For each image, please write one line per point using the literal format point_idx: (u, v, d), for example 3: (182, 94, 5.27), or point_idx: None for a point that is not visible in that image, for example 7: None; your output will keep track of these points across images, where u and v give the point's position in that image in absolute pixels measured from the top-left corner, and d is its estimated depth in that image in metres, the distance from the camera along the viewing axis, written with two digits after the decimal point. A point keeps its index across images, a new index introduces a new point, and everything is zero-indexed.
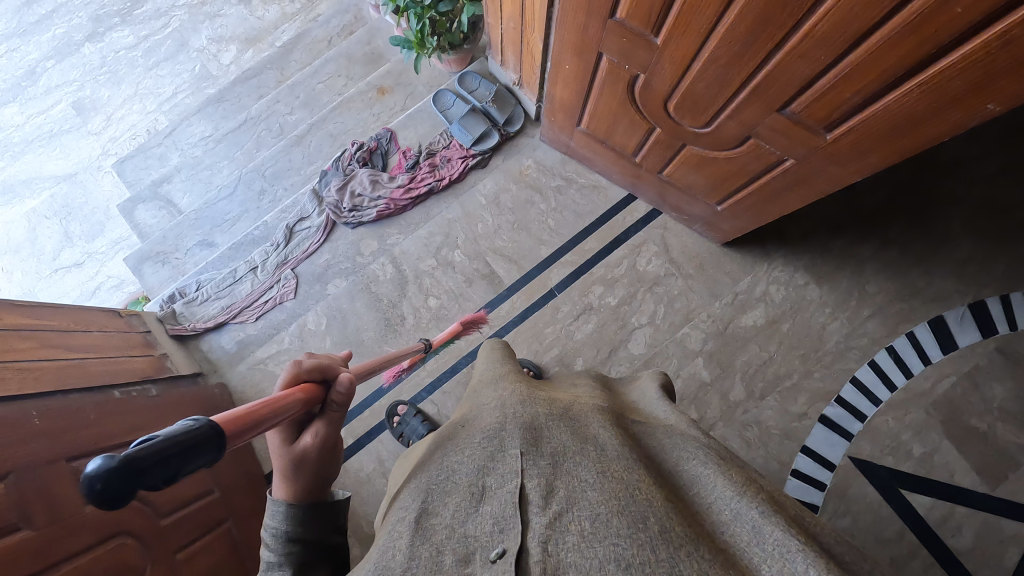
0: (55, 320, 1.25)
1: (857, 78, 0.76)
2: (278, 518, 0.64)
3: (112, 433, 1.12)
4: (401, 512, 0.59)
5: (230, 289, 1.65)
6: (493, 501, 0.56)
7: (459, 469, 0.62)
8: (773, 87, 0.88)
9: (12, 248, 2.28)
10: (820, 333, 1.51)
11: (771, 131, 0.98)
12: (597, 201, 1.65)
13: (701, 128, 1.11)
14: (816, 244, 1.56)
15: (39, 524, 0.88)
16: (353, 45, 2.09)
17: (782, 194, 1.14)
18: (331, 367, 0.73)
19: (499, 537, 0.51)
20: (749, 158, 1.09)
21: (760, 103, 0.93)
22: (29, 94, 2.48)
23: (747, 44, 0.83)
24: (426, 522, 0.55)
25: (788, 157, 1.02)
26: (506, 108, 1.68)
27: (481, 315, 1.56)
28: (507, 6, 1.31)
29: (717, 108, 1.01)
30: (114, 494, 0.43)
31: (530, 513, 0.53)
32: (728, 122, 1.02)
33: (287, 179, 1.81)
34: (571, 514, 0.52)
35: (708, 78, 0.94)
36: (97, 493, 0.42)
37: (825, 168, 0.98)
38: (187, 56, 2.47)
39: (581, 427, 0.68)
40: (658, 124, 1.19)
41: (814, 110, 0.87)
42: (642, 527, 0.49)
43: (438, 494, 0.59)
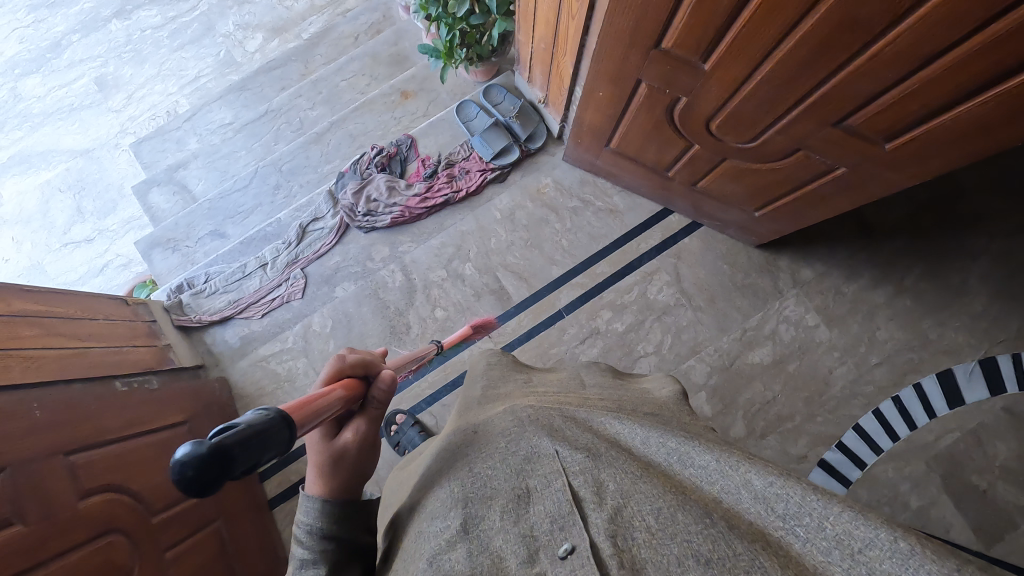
0: (64, 307, 1.24)
1: (926, 92, 0.74)
2: (312, 514, 0.63)
3: (113, 427, 1.12)
4: (439, 523, 0.58)
5: (239, 284, 1.65)
6: (544, 502, 0.56)
7: (495, 475, 0.61)
8: (831, 104, 0.86)
9: (24, 219, 2.30)
10: (826, 376, 1.49)
11: (825, 144, 0.96)
12: (613, 224, 1.63)
13: (744, 143, 1.10)
14: (828, 287, 1.55)
15: (32, 519, 0.87)
16: (379, 45, 2.08)
17: (829, 200, 1.13)
18: (372, 364, 0.74)
19: (564, 534, 0.52)
20: (796, 168, 1.08)
21: (814, 118, 0.91)
22: (52, 66, 2.52)
23: (805, 66, 0.81)
24: (475, 531, 0.55)
25: (839, 165, 1.00)
26: (528, 125, 1.67)
27: (491, 319, 1.55)
28: (539, 27, 1.30)
29: (766, 124, 1.00)
30: (197, 483, 0.43)
31: (587, 510, 0.53)
32: (777, 136, 1.01)
33: (303, 176, 1.81)
34: (631, 509, 0.52)
35: (759, 98, 0.93)
36: (188, 480, 0.43)
37: (880, 175, 0.97)
38: (212, 41, 2.46)
39: (600, 424, 0.68)
40: (697, 142, 1.18)
41: (873, 123, 0.86)
42: (706, 518, 0.49)
43: (479, 501, 0.59)
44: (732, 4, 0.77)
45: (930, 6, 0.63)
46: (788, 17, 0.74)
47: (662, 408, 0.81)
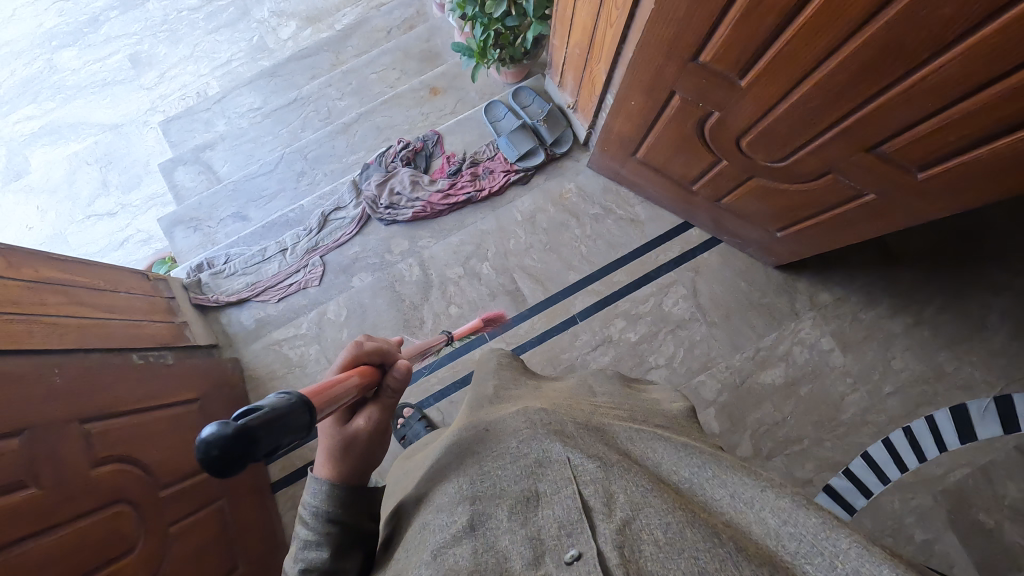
0: (87, 277, 1.25)
1: (965, 124, 0.74)
2: (319, 497, 0.64)
3: (129, 399, 1.13)
4: (445, 518, 0.59)
5: (258, 267, 1.67)
6: (553, 507, 0.56)
7: (504, 476, 0.62)
8: (866, 129, 0.86)
9: (51, 188, 2.35)
10: (837, 402, 1.48)
11: (856, 169, 0.96)
12: (633, 234, 1.63)
13: (773, 162, 1.09)
14: (845, 313, 1.54)
15: (45, 483, 0.88)
16: (411, 40, 2.09)
17: (855, 225, 1.12)
18: (389, 352, 0.74)
19: (572, 540, 0.52)
20: (824, 191, 1.08)
21: (847, 142, 0.91)
22: (89, 40, 2.56)
23: (844, 90, 0.81)
24: (481, 529, 0.56)
25: (867, 191, 1.00)
26: (555, 129, 1.68)
27: (501, 313, 1.53)
28: (575, 33, 1.30)
29: (798, 145, 1.00)
30: (222, 464, 0.44)
31: (596, 518, 0.53)
32: (808, 158, 1.01)
33: (327, 165, 1.82)
34: (640, 520, 0.52)
35: (794, 118, 0.93)
36: (212, 460, 0.43)
37: (909, 204, 0.96)
38: (247, 26, 2.50)
39: (613, 434, 0.68)
40: (726, 158, 1.18)
41: (908, 151, 0.85)
42: (715, 538, 0.49)
43: (488, 500, 0.59)
44: (777, 21, 0.76)
45: (981, 35, 0.62)
46: (833, 39, 0.74)
47: (673, 421, 0.81)
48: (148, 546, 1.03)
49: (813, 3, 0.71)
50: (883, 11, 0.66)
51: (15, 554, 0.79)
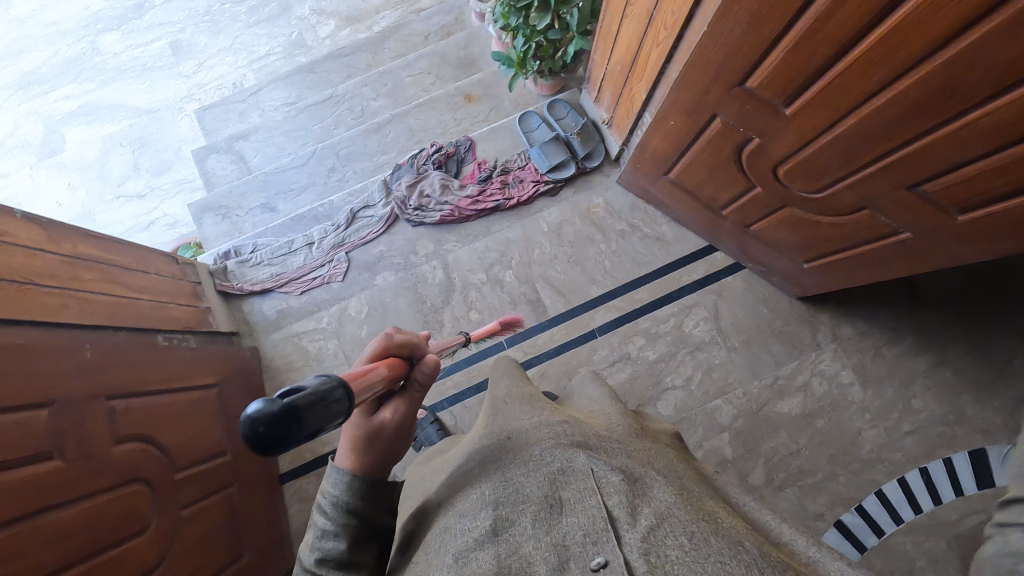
0: (120, 256, 1.27)
1: (1014, 167, 0.73)
2: (338, 487, 0.64)
3: (153, 380, 1.14)
4: (467, 522, 0.59)
5: (283, 258, 1.68)
6: (576, 515, 0.56)
7: (528, 482, 0.61)
8: (909, 167, 0.84)
9: (83, 167, 2.40)
10: (854, 437, 1.46)
11: (893, 206, 0.95)
12: (658, 253, 1.63)
13: (809, 193, 1.08)
14: (867, 347, 1.53)
15: (70, 456, 0.89)
16: (449, 46, 2.12)
17: (886, 263, 1.11)
18: (418, 347, 0.74)
19: (597, 548, 0.52)
20: (858, 226, 1.06)
21: (887, 178, 0.90)
22: (132, 26, 2.61)
23: (890, 126, 0.80)
24: (504, 534, 0.56)
25: (902, 230, 0.99)
26: (588, 143, 1.69)
27: (518, 318, 1.53)
28: (618, 50, 1.31)
29: (835, 178, 0.99)
30: (263, 440, 0.44)
31: (620, 528, 0.53)
32: (845, 191, 1.00)
33: (357, 163, 1.85)
34: (665, 528, 0.52)
35: (834, 150, 0.91)
36: (258, 437, 0.44)
37: (946, 245, 0.95)
38: (287, 22, 2.54)
39: (635, 451, 0.68)
40: (761, 185, 1.17)
41: (951, 192, 0.84)
42: (741, 547, 0.49)
43: (511, 506, 0.59)
44: (830, 53, 0.76)
45: None
46: (885, 74, 0.73)
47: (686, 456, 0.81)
48: (161, 527, 1.04)
49: (870, 37, 0.70)
50: (940, 50, 0.66)
51: (36, 525, 0.80)
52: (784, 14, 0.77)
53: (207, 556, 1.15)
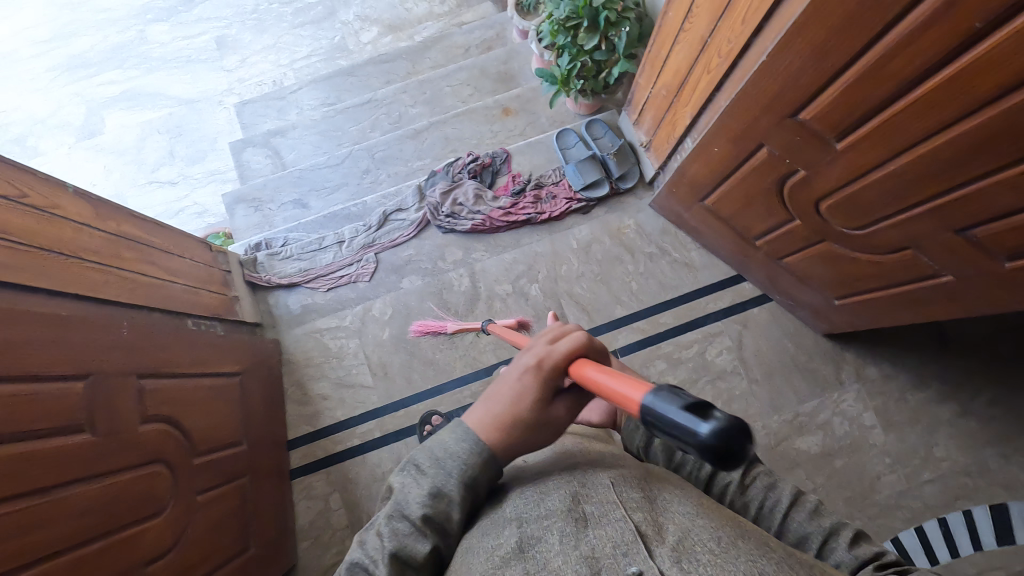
0: (160, 239, 1.29)
1: None
2: (475, 459, 0.63)
3: (181, 362, 1.15)
4: (490, 539, 0.57)
5: (313, 255, 1.70)
6: (605, 528, 0.54)
7: (548, 497, 0.60)
8: (960, 210, 0.83)
9: (120, 151, 2.45)
10: (873, 481, 1.43)
11: (938, 248, 0.93)
12: (685, 278, 1.63)
13: (851, 229, 1.07)
14: (891, 390, 1.51)
15: (100, 431, 0.89)
16: (489, 60, 2.15)
17: (924, 306, 1.09)
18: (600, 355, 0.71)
19: (629, 558, 0.49)
20: (898, 266, 1.05)
21: (936, 219, 0.89)
22: (181, 18, 2.68)
23: (946, 167, 0.79)
24: (530, 548, 0.54)
25: (945, 273, 0.97)
26: (623, 164, 1.70)
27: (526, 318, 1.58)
28: (666, 74, 1.33)
29: (881, 216, 0.98)
30: (680, 389, 0.48)
31: (650, 543, 0.51)
32: (890, 230, 0.99)
33: (392, 167, 1.87)
34: (693, 539, 0.51)
35: (883, 188, 0.91)
36: (735, 452, 0.43)
37: (989, 294, 0.93)
38: (331, 25, 2.59)
39: (653, 476, 0.66)
40: (801, 219, 1.16)
41: (1001, 239, 0.82)
42: (768, 548, 0.49)
43: (534, 521, 0.57)
44: (893, 90, 0.76)
45: None
46: (945, 115, 0.73)
47: None
48: (176, 511, 1.03)
49: (935, 78, 0.70)
50: (1007, 95, 0.65)
51: (62, 497, 0.79)
52: (850, 47, 0.77)
53: (216, 545, 1.14)
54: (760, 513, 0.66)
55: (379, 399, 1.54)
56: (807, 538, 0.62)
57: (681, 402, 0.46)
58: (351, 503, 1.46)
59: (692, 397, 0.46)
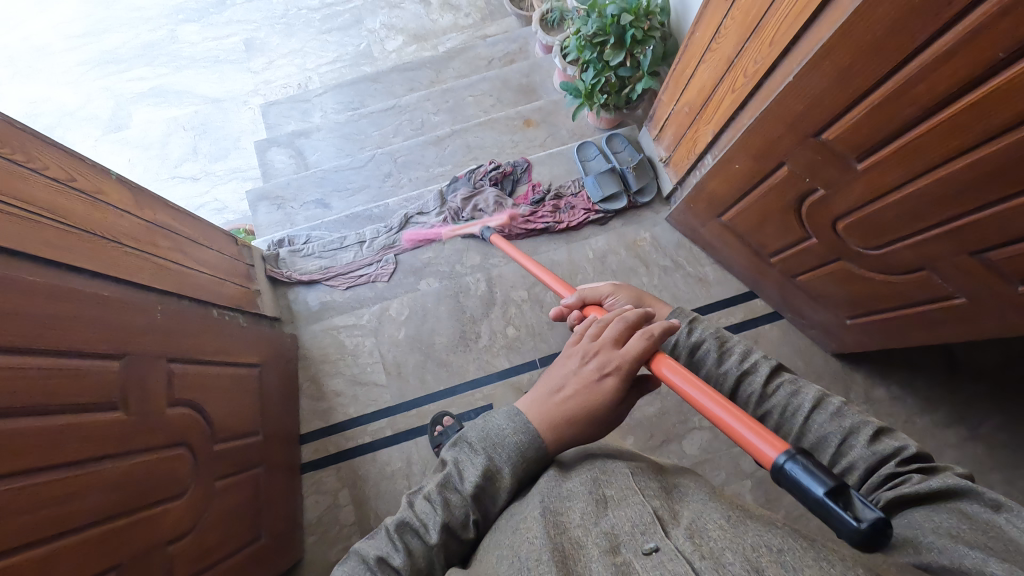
0: (191, 230, 1.32)
1: None
2: (528, 443, 0.66)
3: (206, 349, 1.17)
4: (516, 518, 0.60)
5: (334, 253, 1.74)
6: (624, 509, 0.56)
7: (572, 483, 0.62)
8: (977, 232, 0.85)
9: (145, 145, 2.50)
10: None
11: (954, 270, 0.95)
12: (699, 293, 1.65)
13: (868, 249, 1.10)
14: (899, 413, 1.52)
15: (130, 410, 0.91)
16: (512, 73, 2.20)
17: (937, 327, 1.10)
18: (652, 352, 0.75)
19: (647, 536, 0.51)
20: (912, 287, 1.07)
21: (952, 241, 0.91)
22: (212, 20, 2.75)
23: (965, 190, 0.82)
24: (554, 522, 0.56)
25: (959, 295, 0.99)
26: (642, 178, 1.73)
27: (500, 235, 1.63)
28: (689, 92, 1.37)
29: (898, 237, 1.00)
30: (818, 462, 0.52)
31: (666, 523, 0.53)
32: (906, 250, 1.01)
33: (414, 171, 1.91)
34: (705, 518, 0.52)
35: (901, 209, 0.94)
36: (869, 544, 0.47)
37: (1002, 316, 0.94)
38: (357, 32, 2.65)
39: (671, 469, 0.68)
40: (818, 237, 1.19)
41: (1014, 263, 0.84)
42: (777, 524, 0.50)
43: (558, 500, 0.59)
44: (916, 113, 0.79)
45: None
46: (967, 140, 0.76)
47: None
48: (195, 494, 1.05)
49: (957, 103, 0.73)
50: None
51: (92, 471, 0.81)
52: (876, 71, 0.81)
53: (230, 532, 1.15)
54: (782, 419, 0.70)
55: (392, 398, 1.56)
56: (828, 436, 0.66)
57: (817, 481, 0.50)
58: (358, 501, 1.47)
59: (828, 478, 0.50)
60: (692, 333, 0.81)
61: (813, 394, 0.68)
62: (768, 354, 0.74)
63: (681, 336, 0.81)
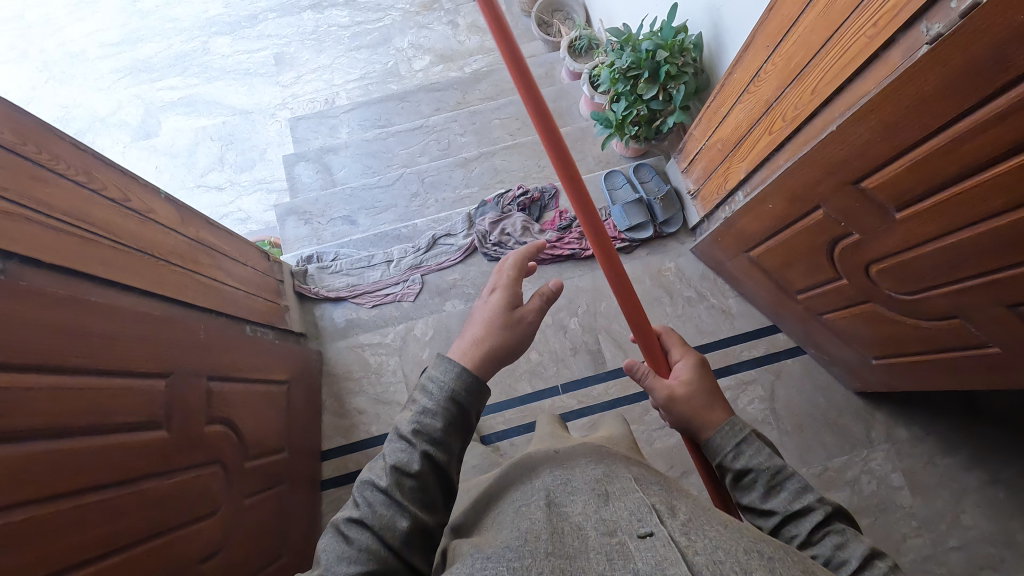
0: (229, 247, 1.35)
1: None
2: (451, 375, 0.70)
3: (241, 366, 1.19)
4: (521, 504, 0.61)
5: (361, 271, 1.76)
6: (625, 501, 0.57)
7: (577, 478, 0.63)
8: (1016, 287, 0.86)
9: (172, 153, 2.54)
10: (898, 543, 1.41)
11: (988, 320, 0.96)
12: (722, 325, 1.67)
13: (899, 293, 1.10)
14: (921, 454, 1.51)
15: (174, 428, 0.93)
16: (538, 98, 2.22)
17: (965, 373, 1.11)
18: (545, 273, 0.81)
19: (643, 522, 0.53)
20: (943, 333, 1.08)
21: (990, 293, 0.92)
22: (243, 33, 2.81)
23: (1003, 244, 0.83)
24: (557, 508, 0.58)
25: (992, 343, 0.99)
26: (668, 210, 1.75)
27: None
28: (724, 129, 1.39)
29: (931, 283, 1.01)
30: None
31: (664, 514, 0.54)
32: (939, 297, 1.02)
33: (440, 192, 1.93)
34: (703, 519, 0.53)
35: (938, 258, 0.94)
36: None
37: None
38: (386, 51, 2.70)
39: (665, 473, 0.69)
40: (849, 279, 1.19)
41: None
42: (771, 538, 0.51)
43: (563, 493, 0.61)
44: (960, 170, 0.80)
45: None
46: (1008, 196, 0.77)
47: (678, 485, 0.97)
48: (226, 511, 1.05)
49: (1004, 162, 0.74)
50: None
51: (139, 490, 0.82)
52: (922, 128, 0.82)
53: (257, 548, 1.16)
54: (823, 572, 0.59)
55: None
56: None
57: None
58: None
59: None
60: (739, 455, 0.70)
61: (863, 551, 0.58)
62: (825, 497, 0.65)
63: (726, 453, 0.71)
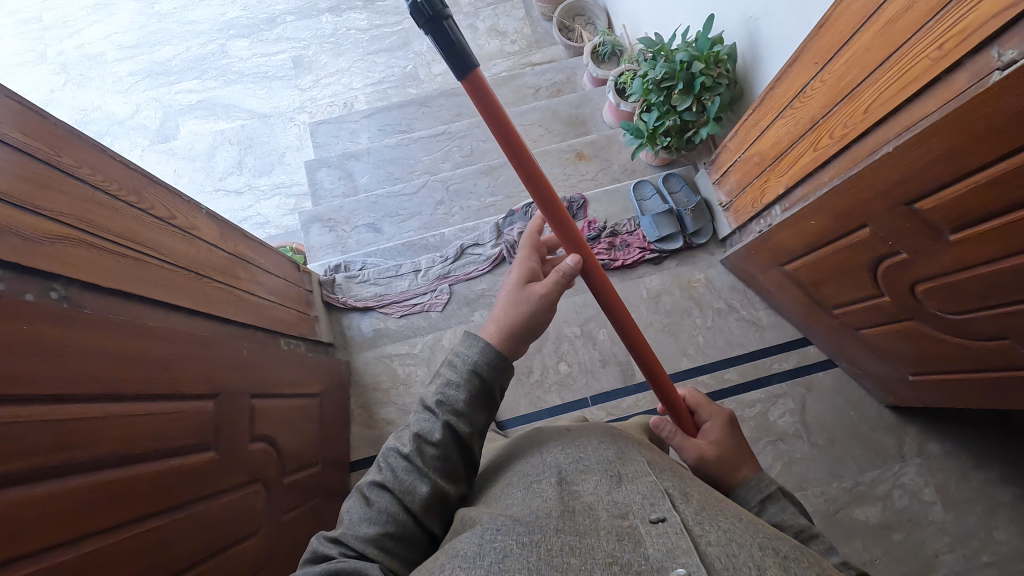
0: (263, 260, 1.34)
1: None
2: (475, 350, 0.72)
3: (280, 381, 1.18)
4: (532, 477, 0.61)
5: (389, 281, 1.75)
6: (636, 484, 0.56)
7: (587, 458, 0.62)
8: None
9: (191, 156, 2.54)
10: (932, 559, 1.40)
11: None
12: (752, 338, 1.66)
13: (945, 313, 1.09)
14: (954, 468, 1.49)
15: (222, 449, 0.92)
16: (561, 104, 2.19)
17: (1012, 393, 1.10)
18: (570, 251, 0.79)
19: (656, 507, 0.52)
20: (991, 354, 1.07)
21: None
22: (261, 36, 2.79)
23: None
24: (569, 488, 0.57)
25: None
26: (699, 221, 1.74)
27: None
28: (763, 142, 1.37)
29: (982, 305, 1.00)
30: None
31: (675, 498, 0.54)
32: (989, 318, 1.01)
33: (465, 200, 1.92)
34: (714, 509, 0.53)
35: (991, 281, 0.93)
36: None
37: None
38: (405, 55, 2.68)
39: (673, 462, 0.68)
40: (891, 297, 1.18)
41: None
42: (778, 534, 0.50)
43: (574, 471, 0.60)
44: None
45: None
46: None
47: None
48: (268, 529, 1.05)
49: None
50: None
51: (192, 513, 0.82)
52: (986, 154, 0.81)
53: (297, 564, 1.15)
54: None
55: None
56: None
57: None
58: None
59: None
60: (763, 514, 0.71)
61: None
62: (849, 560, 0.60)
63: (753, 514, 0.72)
